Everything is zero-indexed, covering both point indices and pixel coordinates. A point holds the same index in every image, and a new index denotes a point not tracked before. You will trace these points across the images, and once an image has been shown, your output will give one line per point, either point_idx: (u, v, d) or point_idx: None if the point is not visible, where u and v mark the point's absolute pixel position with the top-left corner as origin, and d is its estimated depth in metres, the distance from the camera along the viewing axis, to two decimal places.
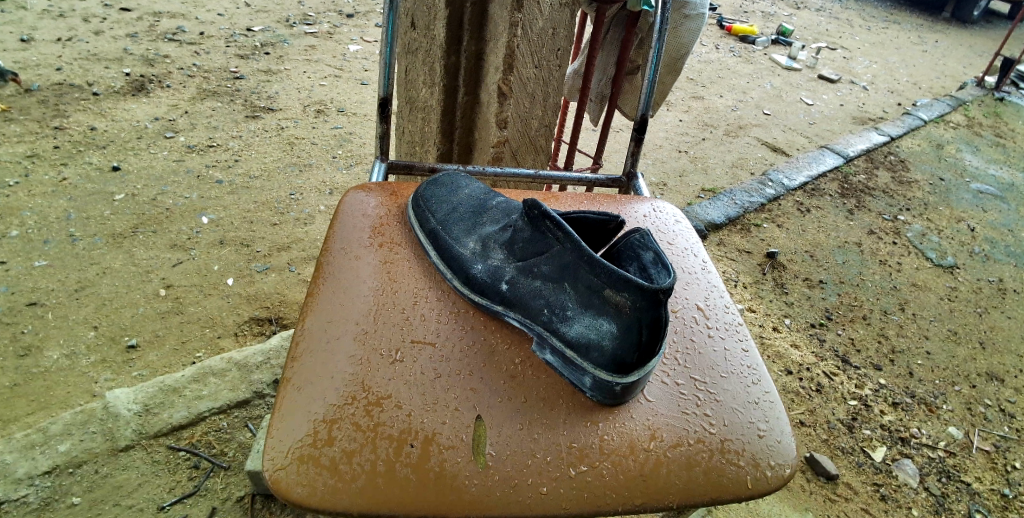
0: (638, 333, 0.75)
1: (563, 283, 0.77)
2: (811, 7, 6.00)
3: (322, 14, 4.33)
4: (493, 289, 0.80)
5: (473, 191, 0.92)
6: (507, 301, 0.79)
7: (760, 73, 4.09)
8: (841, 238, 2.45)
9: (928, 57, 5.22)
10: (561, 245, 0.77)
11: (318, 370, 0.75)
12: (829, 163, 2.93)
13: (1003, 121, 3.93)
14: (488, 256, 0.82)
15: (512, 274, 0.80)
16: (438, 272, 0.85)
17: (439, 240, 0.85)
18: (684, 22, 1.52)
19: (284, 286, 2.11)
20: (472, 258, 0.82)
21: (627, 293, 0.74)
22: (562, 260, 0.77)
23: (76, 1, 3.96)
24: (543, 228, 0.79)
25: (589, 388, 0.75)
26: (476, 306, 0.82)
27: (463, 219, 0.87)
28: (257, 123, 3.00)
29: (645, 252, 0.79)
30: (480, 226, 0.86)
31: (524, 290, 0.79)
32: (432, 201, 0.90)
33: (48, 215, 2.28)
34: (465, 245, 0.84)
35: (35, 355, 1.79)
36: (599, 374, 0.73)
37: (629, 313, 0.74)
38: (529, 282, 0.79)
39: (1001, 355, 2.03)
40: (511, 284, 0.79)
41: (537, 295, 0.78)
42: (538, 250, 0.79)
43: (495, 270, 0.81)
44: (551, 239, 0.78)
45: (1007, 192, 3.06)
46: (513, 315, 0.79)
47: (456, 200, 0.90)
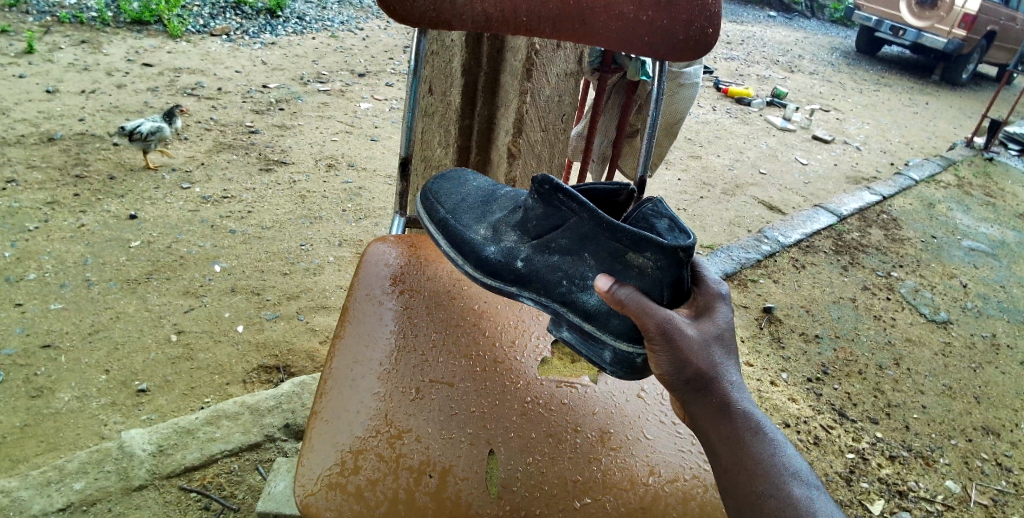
0: (660, 292, 0.83)
1: (579, 255, 0.88)
2: (804, 71, 6.26)
3: (335, 73, 4.54)
4: (508, 267, 0.92)
5: (478, 184, 1.05)
6: (521, 277, 0.91)
7: (755, 134, 4.25)
8: (836, 293, 2.52)
9: (918, 118, 5.41)
10: (578, 217, 0.87)
11: (345, 404, 0.81)
12: (823, 221, 3.03)
13: (993, 181, 4.06)
14: (500, 239, 0.93)
15: (527, 252, 0.92)
16: (453, 258, 0.97)
17: (449, 227, 0.97)
18: (680, 91, 1.64)
19: (292, 335, 2.16)
20: (485, 242, 0.94)
21: (649, 254, 0.81)
22: (580, 230, 0.88)
23: (101, 56, 4.16)
24: (556, 203, 0.89)
25: (608, 362, 0.84)
26: (493, 285, 0.93)
27: (473, 209, 0.98)
28: (270, 177, 3.12)
29: (660, 220, 0.85)
30: (489, 213, 0.98)
31: (539, 264, 0.90)
32: (441, 195, 1.02)
33: (66, 260, 2.37)
34: (478, 230, 0.95)
35: (47, 396, 1.84)
36: (619, 345, 0.83)
37: (651, 274, 0.82)
38: (542, 258, 0.91)
39: (996, 409, 2.07)
40: (525, 261, 0.91)
41: (555, 269, 0.90)
42: (551, 225, 0.90)
43: (509, 251, 0.92)
44: (568, 213, 0.88)
45: (998, 249, 3.14)
46: (528, 293, 0.91)
47: (465, 192, 1.02)
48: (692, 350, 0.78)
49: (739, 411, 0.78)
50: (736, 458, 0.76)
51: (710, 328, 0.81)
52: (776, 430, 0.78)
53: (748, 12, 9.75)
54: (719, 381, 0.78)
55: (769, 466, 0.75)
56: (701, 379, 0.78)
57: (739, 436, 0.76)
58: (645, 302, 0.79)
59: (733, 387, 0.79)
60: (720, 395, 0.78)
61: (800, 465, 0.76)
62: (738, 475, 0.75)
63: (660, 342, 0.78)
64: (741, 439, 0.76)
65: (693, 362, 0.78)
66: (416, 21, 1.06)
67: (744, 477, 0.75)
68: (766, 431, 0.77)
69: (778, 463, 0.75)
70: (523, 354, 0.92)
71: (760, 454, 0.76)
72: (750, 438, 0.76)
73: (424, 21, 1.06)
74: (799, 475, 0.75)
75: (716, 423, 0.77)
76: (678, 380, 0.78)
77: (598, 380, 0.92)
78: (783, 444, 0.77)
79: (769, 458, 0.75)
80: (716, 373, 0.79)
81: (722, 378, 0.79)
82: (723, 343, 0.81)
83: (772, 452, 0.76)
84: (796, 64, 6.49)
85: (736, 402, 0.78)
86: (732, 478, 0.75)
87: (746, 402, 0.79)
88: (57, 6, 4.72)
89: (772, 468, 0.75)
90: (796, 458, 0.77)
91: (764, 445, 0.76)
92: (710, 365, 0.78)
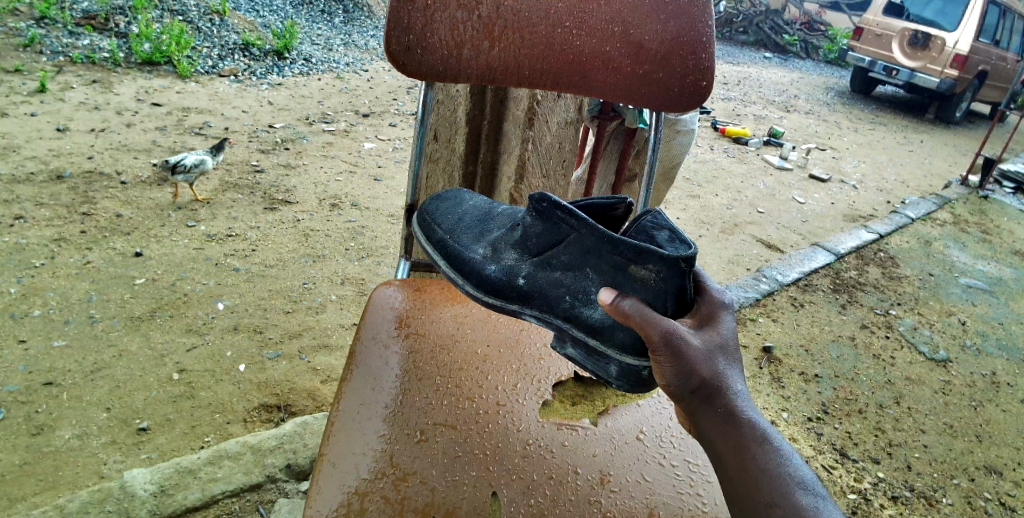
0: (665, 302, 0.84)
1: (580, 269, 0.92)
2: (799, 111, 6.39)
3: (340, 113, 4.64)
4: (509, 285, 0.95)
5: (474, 203, 1.09)
6: (524, 294, 0.94)
7: (753, 173, 4.31)
8: (834, 332, 2.54)
9: (913, 156, 5.49)
10: (579, 233, 0.90)
11: (351, 445, 0.81)
12: (821, 259, 3.07)
13: (989, 218, 4.10)
14: (500, 258, 0.96)
15: (528, 270, 0.95)
16: (452, 278, 0.99)
17: (447, 247, 1.00)
18: (677, 137, 1.69)
19: (294, 374, 2.18)
20: (485, 261, 0.97)
21: (651, 266, 0.84)
22: (581, 245, 0.91)
23: (111, 96, 4.26)
24: (555, 219, 0.92)
25: (614, 376, 0.87)
26: (496, 302, 0.95)
27: (471, 228, 1.02)
28: (274, 215, 3.17)
29: (660, 231, 0.90)
30: (487, 232, 1.01)
31: (541, 280, 0.94)
32: (439, 217, 1.06)
33: (71, 296, 2.40)
34: (477, 250, 0.98)
35: (48, 434, 1.85)
36: (625, 359, 0.86)
37: (654, 285, 0.85)
38: (543, 274, 0.94)
39: (998, 448, 2.07)
40: (527, 278, 0.94)
41: (558, 284, 0.93)
42: (552, 241, 0.93)
43: (510, 269, 0.95)
44: (569, 229, 0.91)
45: (996, 286, 3.17)
46: (530, 310, 0.94)
47: (461, 212, 1.06)
48: (695, 359, 0.78)
49: (745, 420, 0.78)
50: (742, 469, 0.75)
51: (714, 337, 0.82)
52: (782, 441, 0.78)
53: (744, 53, 9.98)
54: (723, 391, 0.79)
55: (776, 476, 0.74)
56: (705, 388, 0.79)
57: (745, 446, 0.76)
58: (648, 313, 0.80)
59: (737, 398, 0.80)
60: (724, 405, 0.78)
61: (808, 477, 0.75)
62: (745, 486, 0.75)
63: (664, 352, 0.78)
64: (747, 449, 0.76)
65: (697, 371, 0.78)
66: (423, 74, 1.11)
67: (750, 487, 0.74)
68: (772, 441, 0.77)
69: (784, 473, 0.75)
70: (525, 397, 0.93)
71: (766, 464, 0.75)
72: (756, 448, 0.76)
73: (431, 75, 1.11)
74: (807, 486, 0.75)
75: (722, 434, 0.77)
76: (682, 390, 0.79)
77: (599, 423, 0.92)
78: (790, 455, 0.77)
79: (776, 468, 0.75)
80: (720, 382, 0.79)
81: (726, 387, 0.79)
82: (727, 352, 0.81)
83: (779, 462, 0.75)
84: (792, 104, 6.62)
85: (740, 412, 0.78)
86: (738, 489, 0.75)
87: (751, 413, 0.79)
88: (70, 46, 4.84)
89: (779, 477, 0.74)
90: (802, 469, 0.76)
91: (771, 455, 0.76)
92: (715, 374, 0.79)
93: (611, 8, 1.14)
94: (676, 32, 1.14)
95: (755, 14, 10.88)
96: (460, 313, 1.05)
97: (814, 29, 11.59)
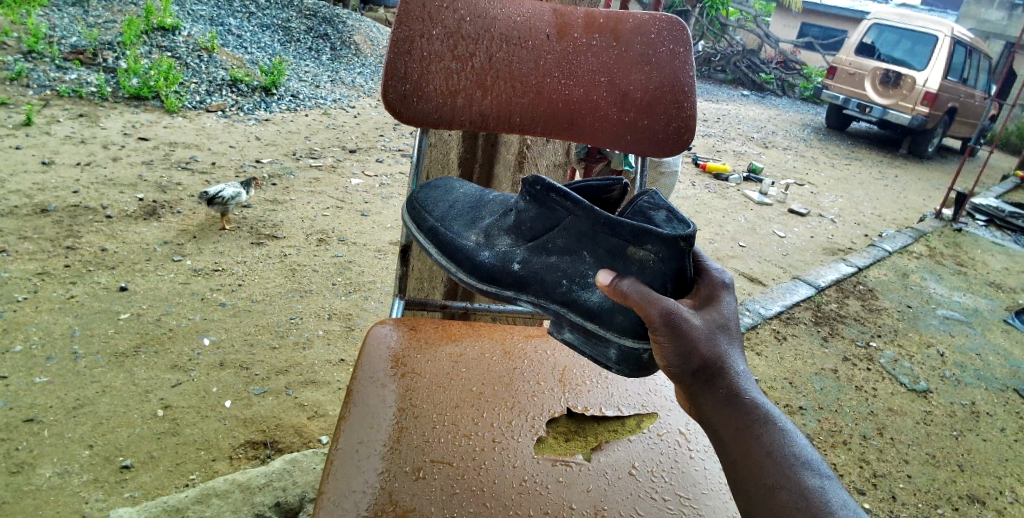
0: (664, 284, 0.88)
1: (576, 253, 0.95)
2: (778, 147, 6.56)
3: (327, 149, 4.69)
4: (503, 271, 0.99)
5: (465, 191, 1.14)
6: (519, 279, 0.98)
7: (734, 208, 4.40)
8: (817, 364, 2.58)
9: (889, 190, 5.64)
10: (575, 216, 0.94)
11: (350, 483, 0.81)
12: (802, 293, 3.14)
13: (963, 251, 4.22)
14: (493, 244, 1.01)
15: (522, 255, 0.99)
16: (445, 266, 1.03)
17: (438, 233, 1.04)
18: (661, 177, 1.75)
19: (280, 410, 2.16)
20: (478, 248, 1.01)
21: (650, 247, 0.87)
22: (577, 230, 0.95)
23: (98, 130, 4.28)
24: (550, 203, 0.97)
25: (614, 360, 0.90)
26: (492, 288, 1.00)
27: (462, 216, 1.06)
28: (261, 250, 3.19)
29: (657, 211, 0.94)
30: (479, 219, 1.05)
31: (536, 265, 0.98)
32: (429, 204, 1.10)
33: (53, 331, 2.38)
34: (470, 237, 1.02)
35: (27, 472, 1.82)
36: (624, 343, 0.89)
37: (653, 267, 0.88)
38: (539, 260, 0.98)
39: (980, 477, 2.10)
40: (522, 263, 0.98)
41: (554, 270, 0.97)
42: (547, 226, 0.97)
43: (504, 255, 0.99)
44: (564, 212, 0.95)
45: (972, 317, 3.25)
46: (526, 298, 0.99)
47: (452, 199, 1.10)
48: (697, 340, 0.82)
49: (746, 401, 0.81)
50: (746, 450, 0.79)
51: (715, 317, 0.86)
52: (783, 420, 0.81)
53: (722, 91, 10.25)
54: (724, 373, 0.83)
55: (779, 455, 0.78)
56: (706, 369, 0.82)
57: (747, 427, 0.80)
58: (646, 292, 0.82)
59: (738, 378, 0.83)
60: (725, 387, 0.82)
61: (810, 456, 0.79)
62: (749, 465, 0.78)
63: (666, 333, 0.82)
64: (749, 429, 0.80)
65: (699, 353, 0.82)
66: (419, 121, 1.15)
67: (754, 467, 0.78)
68: (773, 421, 0.80)
69: (787, 452, 0.78)
70: (519, 433, 0.92)
71: (768, 443, 0.79)
72: (760, 428, 0.80)
73: (427, 122, 1.15)
74: (809, 463, 0.78)
75: (723, 415, 0.81)
76: (685, 372, 0.82)
77: (592, 459, 0.91)
78: (793, 433, 0.80)
79: (779, 447, 0.78)
80: (722, 363, 0.83)
81: (727, 368, 0.83)
82: (727, 332, 0.85)
83: (781, 442, 0.79)
84: (770, 140, 6.80)
85: (741, 393, 0.82)
86: (742, 469, 0.78)
87: (753, 393, 0.83)
88: (57, 80, 4.86)
89: (782, 457, 0.78)
90: (806, 448, 0.80)
91: (774, 435, 0.79)
92: (716, 354, 0.82)
93: (598, 59, 1.20)
94: (659, 81, 1.21)
95: (732, 54, 11.23)
96: (455, 352, 1.05)
97: (790, 68, 11.96)
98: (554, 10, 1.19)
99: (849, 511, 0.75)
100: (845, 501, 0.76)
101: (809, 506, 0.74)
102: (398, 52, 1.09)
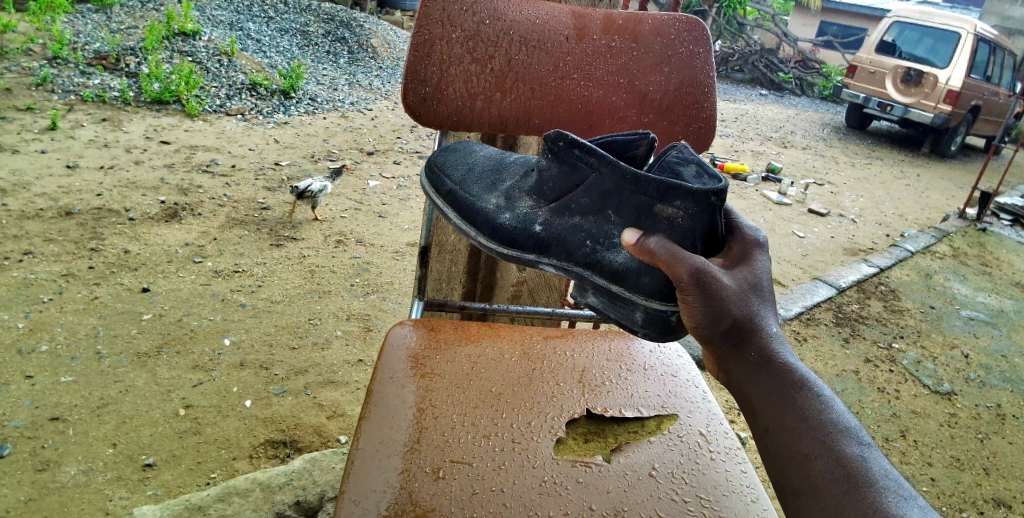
0: (693, 242, 0.89)
1: (600, 213, 0.97)
2: (797, 146, 6.50)
3: (345, 152, 4.72)
4: (524, 233, 1.01)
5: (486, 154, 1.15)
6: (539, 241, 1.00)
7: (753, 208, 4.37)
8: (838, 366, 2.55)
9: (911, 190, 5.56)
10: (600, 174, 0.96)
11: (370, 483, 0.81)
12: (822, 293, 3.11)
13: (988, 251, 4.15)
14: (514, 206, 1.03)
15: (545, 217, 1.01)
16: (466, 230, 1.05)
17: (457, 197, 1.07)
18: None
19: (300, 410, 2.18)
20: (498, 211, 1.03)
21: (680, 202, 0.88)
22: (601, 188, 0.96)
23: (120, 133, 4.35)
24: (574, 159, 0.98)
25: (640, 323, 0.91)
26: (513, 251, 1.02)
27: (481, 180, 1.08)
28: (281, 252, 3.22)
29: (686, 166, 0.93)
30: (499, 182, 1.07)
31: (558, 227, 1.00)
32: (449, 168, 1.12)
33: (78, 331, 2.42)
34: (490, 200, 1.04)
35: (53, 469, 1.85)
36: (653, 305, 0.90)
37: (682, 225, 0.89)
38: (561, 220, 1.00)
39: (1006, 480, 2.06)
40: (544, 225, 1.00)
41: (578, 231, 0.98)
42: (570, 187, 0.99)
43: (524, 216, 1.02)
44: (589, 170, 0.97)
45: (997, 318, 3.19)
46: (547, 262, 1.00)
47: (472, 162, 1.12)
48: (727, 300, 0.81)
49: (779, 365, 0.80)
50: (780, 414, 0.77)
51: (748, 277, 0.85)
52: (819, 386, 0.80)
53: (740, 90, 10.18)
54: (756, 336, 0.82)
55: (815, 422, 0.76)
56: (737, 330, 0.81)
57: (780, 391, 0.78)
58: (674, 251, 0.84)
59: (770, 340, 0.82)
60: (758, 350, 0.81)
61: (850, 424, 0.77)
62: (784, 432, 0.76)
63: (694, 293, 0.81)
64: (784, 393, 0.78)
65: (730, 313, 0.81)
66: (438, 124, 1.15)
67: (789, 434, 0.76)
68: (808, 386, 0.79)
69: (825, 418, 0.76)
70: (539, 435, 0.91)
71: (803, 409, 0.77)
72: (794, 393, 0.78)
73: (446, 125, 1.16)
74: (849, 432, 0.76)
75: (755, 379, 0.80)
76: (715, 334, 0.82)
77: (612, 460, 0.90)
78: (831, 400, 0.78)
79: (815, 413, 0.77)
80: (753, 324, 0.82)
81: (760, 331, 0.82)
82: (760, 293, 0.84)
83: (818, 408, 0.77)
84: (789, 140, 6.74)
85: (774, 356, 0.81)
86: (777, 436, 0.77)
87: (788, 357, 0.81)
88: (81, 85, 4.95)
89: (818, 423, 0.76)
90: (843, 416, 0.78)
91: (810, 401, 0.78)
92: (748, 316, 0.82)
93: (616, 61, 1.20)
94: (678, 83, 1.21)
95: (750, 53, 11.14)
96: (474, 353, 1.05)
97: (808, 68, 11.84)
98: (573, 13, 1.20)
99: (890, 482, 0.72)
100: (886, 472, 0.73)
101: (846, 476, 0.72)
102: (418, 54, 1.10)
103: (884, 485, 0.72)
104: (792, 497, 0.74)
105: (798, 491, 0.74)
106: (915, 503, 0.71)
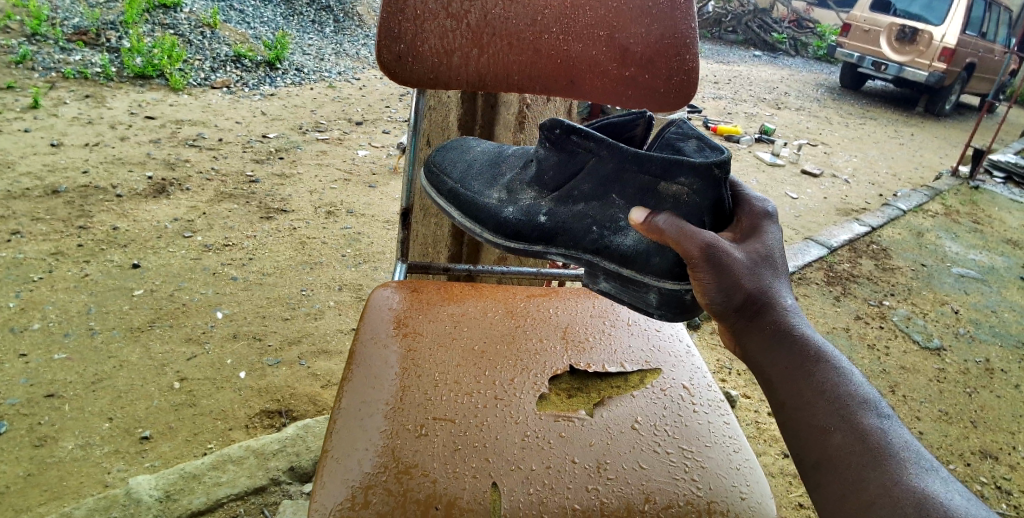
0: (701, 218, 0.89)
1: (604, 198, 0.96)
2: (791, 108, 6.44)
3: (333, 122, 4.66)
4: (531, 226, 1.00)
5: (481, 148, 1.13)
6: (546, 232, 0.99)
7: (746, 170, 4.34)
8: (829, 323, 2.56)
9: (904, 149, 5.54)
10: (601, 160, 0.95)
11: (353, 442, 0.81)
12: (814, 253, 3.11)
13: (980, 208, 4.14)
14: (517, 199, 1.01)
15: (549, 207, 0.99)
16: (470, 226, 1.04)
17: (458, 194, 1.05)
18: None
19: (294, 380, 2.19)
20: (501, 205, 1.01)
21: (684, 179, 0.88)
22: (602, 172, 0.95)
23: (104, 110, 4.27)
24: (570, 147, 0.97)
25: (654, 305, 0.91)
26: (520, 244, 1.01)
27: (480, 176, 1.06)
28: (270, 224, 3.19)
29: (688, 141, 0.94)
30: (499, 175, 1.05)
31: (563, 216, 0.99)
32: (447, 167, 1.10)
33: (69, 309, 2.41)
34: (492, 194, 1.03)
35: (51, 445, 1.86)
36: (664, 285, 0.89)
37: (687, 200, 0.88)
38: (565, 209, 0.99)
39: (993, 433, 2.09)
40: (549, 215, 0.99)
41: (584, 218, 0.97)
42: (570, 174, 0.98)
43: (528, 208, 1.00)
44: (588, 155, 0.96)
45: (988, 275, 3.20)
46: (556, 251, 0.99)
47: (470, 158, 1.10)
48: (739, 275, 0.81)
49: (796, 337, 0.80)
50: (796, 390, 0.77)
51: (760, 249, 0.85)
52: (838, 357, 0.79)
53: (733, 52, 10.04)
54: (769, 310, 0.81)
55: (834, 394, 0.76)
56: (750, 305, 0.81)
57: (796, 365, 0.78)
58: (681, 227, 0.83)
59: (786, 312, 0.82)
60: (773, 324, 0.81)
61: (869, 396, 0.76)
62: (801, 409, 0.76)
63: (704, 267, 0.81)
64: (801, 367, 0.78)
65: (742, 288, 0.81)
66: (416, 81, 1.16)
67: (808, 410, 0.76)
68: (825, 357, 0.79)
69: (843, 391, 0.76)
70: (522, 390, 0.92)
71: (821, 382, 0.77)
72: (811, 365, 0.78)
73: (423, 83, 1.16)
74: (868, 404, 0.76)
75: (771, 354, 0.80)
76: (728, 310, 0.82)
77: (595, 414, 0.90)
78: (849, 371, 0.78)
79: (833, 385, 0.76)
80: (767, 297, 0.82)
81: (774, 304, 0.82)
82: (772, 265, 0.84)
83: (837, 381, 0.77)
84: (782, 101, 6.68)
85: (789, 329, 0.80)
86: (795, 411, 0.77)
87: (804, 328, 0.81)
88: (61, 62, 4.85)
89: (836, 396, 0.76)
90: (864, 387, 0.77)
91: (828, 373, 0.77)
92: (760, 290, 0.81)
93: (594, 13, 1.16)
94: (660, 34, 1.15)
95: (743, 14, 10.97)
96: (456, 312, 1.05)
97: (802, 27, 11.73)
98: None
99: (912, 453, 0.72)
100: (908, 443, 0.73)
101: (866, 448, 0.72)
102: (392, 11, 1.09)
103: (905, 456, 0.71)
104: (811, 471, 0.74)
105: (817, 464, 0.74)
106: (936, 474, 0.70)
